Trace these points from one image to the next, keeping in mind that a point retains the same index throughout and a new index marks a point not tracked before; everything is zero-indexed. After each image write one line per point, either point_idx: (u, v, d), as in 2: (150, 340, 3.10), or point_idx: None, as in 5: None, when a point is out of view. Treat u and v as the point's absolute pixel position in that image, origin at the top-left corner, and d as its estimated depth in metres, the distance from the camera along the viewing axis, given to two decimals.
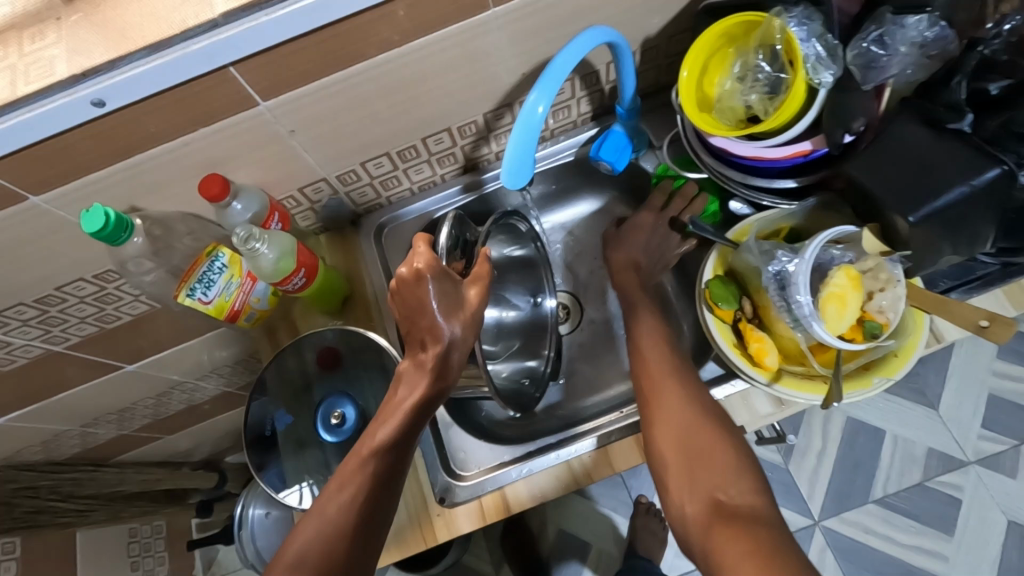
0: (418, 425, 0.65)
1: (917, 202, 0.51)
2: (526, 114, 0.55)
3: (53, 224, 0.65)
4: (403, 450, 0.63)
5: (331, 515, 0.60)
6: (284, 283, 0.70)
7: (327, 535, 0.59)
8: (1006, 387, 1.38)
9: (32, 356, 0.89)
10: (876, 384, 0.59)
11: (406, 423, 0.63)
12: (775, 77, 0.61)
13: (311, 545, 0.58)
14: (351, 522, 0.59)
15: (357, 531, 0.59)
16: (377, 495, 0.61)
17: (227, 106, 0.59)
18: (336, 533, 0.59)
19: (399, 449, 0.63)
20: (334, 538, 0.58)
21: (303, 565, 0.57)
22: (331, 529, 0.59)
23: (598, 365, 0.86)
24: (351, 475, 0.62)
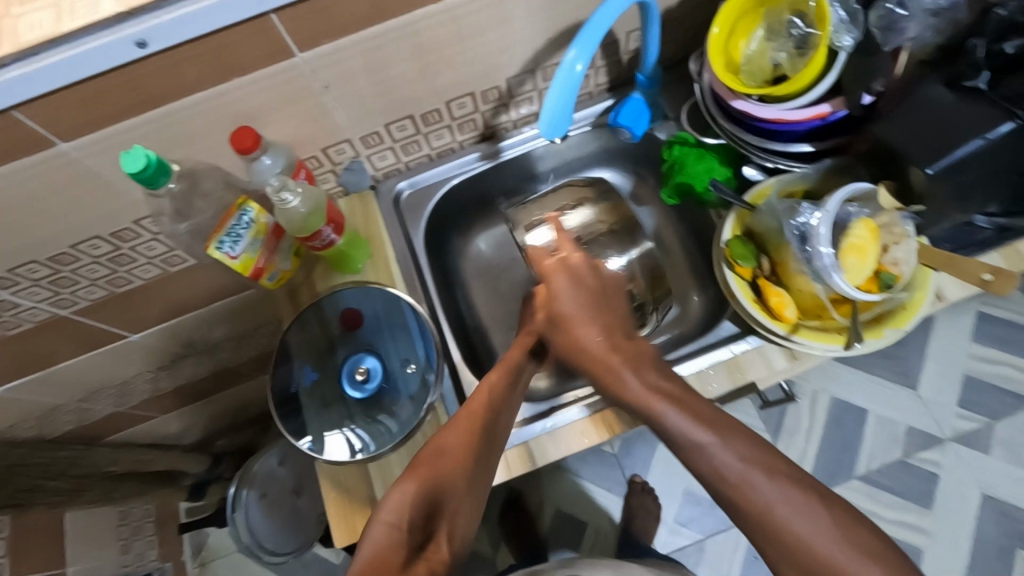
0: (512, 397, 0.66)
1: (935, 154, 0.56)
2: (565, 70, 0.58)
3: (78, 173, 0.64)
4: (504, 402, 0.65)
5: (455, 442, 0.60)
6: (313, 237, 0.71)
7: (448, 461, 0.59)
8: (982, 369, 1.44)
9: (38, 321, 0.87)
10: (887, 335, 0.62)
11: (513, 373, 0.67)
12: (807, 33, 0.63)
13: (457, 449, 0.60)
14: (476, 456, 0.60)
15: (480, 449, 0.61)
16: (489, 433, 0.62)
17: (264, 56, 0.60)
18: (461, 461, 0.59)
19: (503, 405, 0.65)
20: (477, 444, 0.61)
21: (443, 455, 0.59)
22: (457, 457, 0.59)
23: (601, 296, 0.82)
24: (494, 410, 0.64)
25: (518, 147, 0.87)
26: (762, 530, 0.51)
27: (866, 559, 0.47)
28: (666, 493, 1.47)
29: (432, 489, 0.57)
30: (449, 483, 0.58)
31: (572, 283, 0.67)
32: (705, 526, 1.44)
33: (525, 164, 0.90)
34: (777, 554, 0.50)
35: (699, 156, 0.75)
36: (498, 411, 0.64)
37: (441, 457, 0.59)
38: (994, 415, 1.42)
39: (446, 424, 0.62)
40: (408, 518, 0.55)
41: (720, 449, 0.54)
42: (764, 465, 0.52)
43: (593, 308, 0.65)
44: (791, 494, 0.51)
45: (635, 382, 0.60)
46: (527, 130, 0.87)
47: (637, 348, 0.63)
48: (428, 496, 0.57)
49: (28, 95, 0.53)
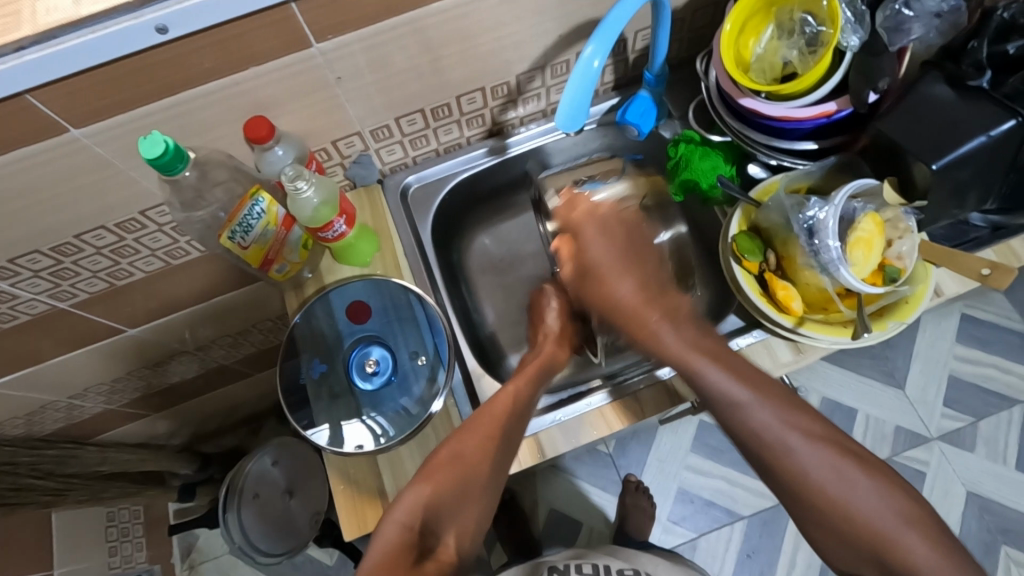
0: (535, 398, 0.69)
1: (939, 151, 0.57)
2: (582, 65, 0.59)
3: (87, 161, 0.63)
4: (525, 408, 0.67)
5: (470, 448, 0.62)
6: (325, 228, 0.71)
7: (460, 468, 0.61)
8: (966, 369, 1.48)
9: (36, 313, 0.85)
10: (891, 327, 0.64)
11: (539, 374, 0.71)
12: (817, 31, 0.65)
13: (472, 453, 0.62)
14: (488, 464, 0.62)
15: (495, 456, 0.62)
16: (506, 438, 0.64)
17: (281, 46, 0.60)
18: (472, 468, 0.61)
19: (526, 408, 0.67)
20: (491, 450, 0.62)
21: (456, 459, 0.61)
22: (468, 463, 0.61)
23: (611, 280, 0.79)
24: (513, 413, 0.66)
25: (525, 143, 0.88)
26: (806, 491, 0.54)
27: (908, 527, 0.51)
28: (659, 492, 1.48)
29: (442, 496, 0.60)
30: (460, 489, 0.60)
31: (603, 237, 0.65)
32: (698, 524, 1.45)
33: (530, 161, 0.91)
34: (813, 515, 0.55)
35: (704, 153, 0.77)
36: (518, 416, 0.66)
37: (454, 460, 0.61)
38: (977, 414, 1.45)
39: (460, 430, 0.64)
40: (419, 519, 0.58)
41: (768, 416, 0.56)
42: (804, 429, 0.56)
43: (628, 258, 0.64)
44: (836, 460, 0.54)
45: (671, 339, 0.59)
46: (534, 127, 0.88)
47: (677, 301, 0.61)
48: (436, 501, 0.59)
49: (45, 80, 0.53)
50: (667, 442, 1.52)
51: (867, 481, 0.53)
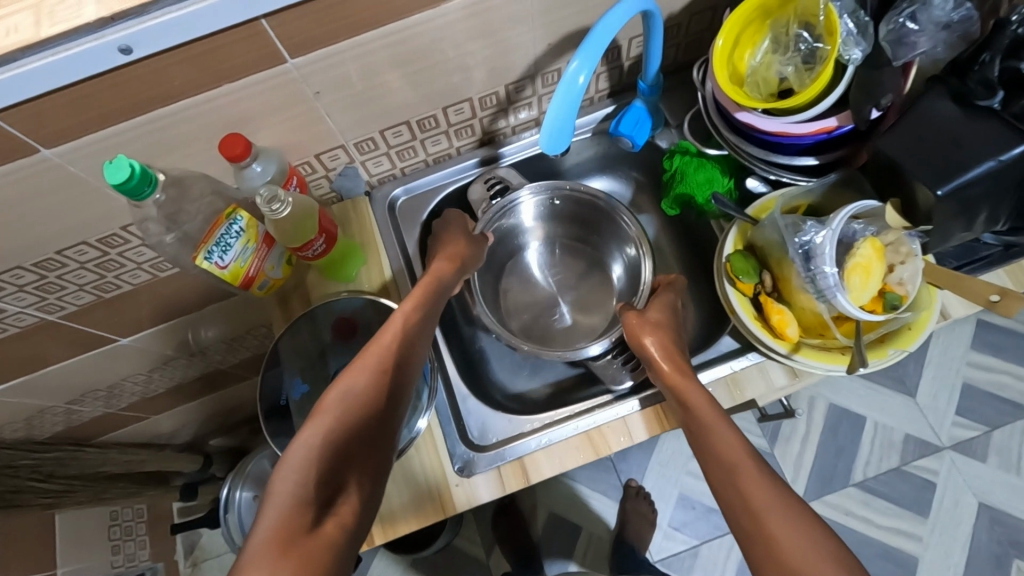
0: (424, 329, 0.67)
1: (946, 175, 0.53)
2: (567, 81, 0.56)
3: (62, 179, 0.62)
4: (413, 339, 0.65)
5: (359, 388, 0.59)
6: (304, 248, 0.70)
7: (349, 410, 0.57)
8: (980, 377, 1.43)
9: (25, 326, 0.85)
10: (891, 355, 0.61)
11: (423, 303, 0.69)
12: (813, 48, 0.61)
13: (365, 389, 0.59)
14: (379, 398, 0.60)
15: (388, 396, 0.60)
16: (397, 369, 0.62)
17: (256, 62, 0.58)
18: (362, 406, 0.58)
19: (414, 335, 0.66)
20: (381, 382, 0.60)
21: (351, 397, 0.58)
22: (359, 402, 0.58)
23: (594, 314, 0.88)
24: (398, 343, 0.64)
25: (518, 154, 0.86)
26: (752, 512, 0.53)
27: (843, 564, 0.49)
28: (660, 498, 1.46)
29: (340, 439, 0.56)
30: (355, 429, 0.57)
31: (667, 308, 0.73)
32: (699, 531, 1.43)
33: (523, 170, 0.88)
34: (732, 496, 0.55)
35: (700, 166, 0.73)
36: (409, 345, 0.65)
37: (348, 399, 0.58)
38: (991, 424, 1.41)
39: (347, 369, 0.61)
40: (314, 471, 0.53)
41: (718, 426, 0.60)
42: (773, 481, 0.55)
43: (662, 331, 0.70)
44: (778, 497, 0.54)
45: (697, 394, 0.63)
46: (526, 136, 0.86)
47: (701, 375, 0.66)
48: (333, 446, 0.55)
49: (9, 102, 0.51)
50: (670, 447, 1.49)
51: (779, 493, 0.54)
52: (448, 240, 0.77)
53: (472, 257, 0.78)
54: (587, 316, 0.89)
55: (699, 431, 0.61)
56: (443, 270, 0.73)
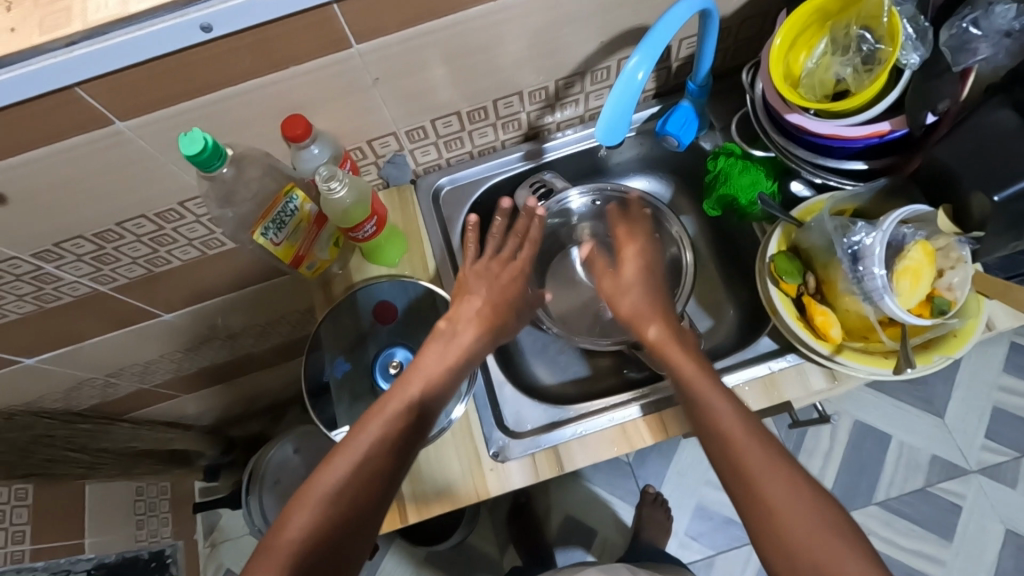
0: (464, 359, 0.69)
1: (1000, 181, 0.54)
2: (625, 77, 0.57)
3: (130, 152, 0.65)
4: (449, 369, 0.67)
5: (388, 414, 0.62)
6: (355, 230, 0.72)
7: (340, 500, 0.55)
8: (1012, 401, 1.41)
9: (78, 295, 0.88)
10: (935, 361, 0.61)
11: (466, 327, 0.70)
12: (874, 48, 0.62)
13: (394, 417, 0.62)
14: (410, 424, 0.62)
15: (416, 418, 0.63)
16: (428, 392, 0.65)
17: (322, 47, 0.60)
18: (356, 494, 0.56)
19: (430, 406, 0.64)
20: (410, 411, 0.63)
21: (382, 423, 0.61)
22: (351, 491, 0.56)
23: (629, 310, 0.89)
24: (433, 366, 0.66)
25: (562, 149, 0.87)
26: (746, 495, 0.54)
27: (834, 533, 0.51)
28: (677, 505, 1.45)
29: (370, 460, 0.58)
30: (385, 450, 0.59)
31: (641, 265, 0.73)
32: (716, 541, 1.42)
33: (566, 167, 0.90)
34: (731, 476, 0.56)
35: (745, 168, 0.74)
36: (446, 374, 0.67)
37: (380, 425, 0.60)
38: (1022, 449, 1.38)
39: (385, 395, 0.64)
40: (342, 491, 0.56)
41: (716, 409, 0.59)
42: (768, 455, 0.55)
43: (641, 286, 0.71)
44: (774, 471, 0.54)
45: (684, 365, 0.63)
46: (570, 132, 0.87)
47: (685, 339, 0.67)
48: (362, 473, 0.57)
49: (94, 73, 0.54)
50: (690, 454, 1.49)
51: (789, 466, 0.54)
52: (486, 291, 0.73)
53: (512, 324, 0.74)
54: None
55: (694, 399, 0.60)
56: (478, 337, 0.70)
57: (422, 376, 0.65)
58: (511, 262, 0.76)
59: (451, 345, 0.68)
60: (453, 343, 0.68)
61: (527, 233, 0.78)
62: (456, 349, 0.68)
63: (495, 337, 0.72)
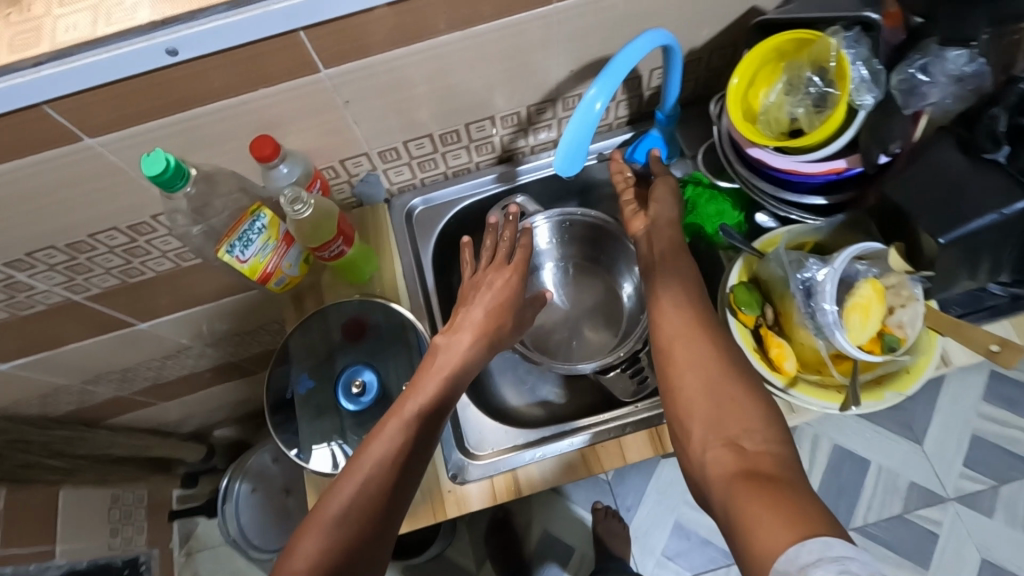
0: (473, 365, 0.67)
1: (949, 223, 0.55)
2: (583, 108, 0.58)
3: (100, 167, 0.66)
4: (461, 376, 0.65)
5: (394, 429, 0.60)
6: (322, 248, 0.73)
7: (344, 529, 0.54)
8: (989, 429, 1.41)
9: (51, 303, 0.88)
10: (887, 398, 0.61)
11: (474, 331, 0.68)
12: (824, 90, 0.63)
13: (401, 430, 0.60)
14: (415, 436, 0.60)
15: (420, 427, 0.61)
16: (435, 401, 0.63)
17: (291, 71, 0.61)
18: (363, 518, 0.55)
19: (433, 419, 0.62)
20: (417, 421, 0.61)
21: (391, 438, 0.59)
22: (357, 515, 0.55)
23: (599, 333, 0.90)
24: (435, 371, 0.65)
25: (535, 172, 0.88)
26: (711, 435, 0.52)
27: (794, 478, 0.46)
28: (656, 526, 1.44)
29: (375, 480, 0.57)
30: (391, 468, 0.58)
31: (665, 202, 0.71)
32: (694, 562, 1.40)
33: (540, 189, 0.91)
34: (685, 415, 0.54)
35: (711, 198, 0.75)
36: (454, 382, 0.65)
37: (388, 441, 0.59)
38: (998, 477, 1.38)
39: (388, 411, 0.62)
40: (353, 513, 0.55)
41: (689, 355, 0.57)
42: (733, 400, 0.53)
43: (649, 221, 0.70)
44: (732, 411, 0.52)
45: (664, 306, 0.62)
46: (544, 156, 0.88)
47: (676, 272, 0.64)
48: (373, 493, 0.56)
49: (61, 92, 0.55)
50: (670, 475, 1.48)
51: (765, 404, 0.52)
52: (485, 299, 0.70)
53: (509, 327, 0.71)
54: (595, 335, 0.90)
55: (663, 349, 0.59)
56: (475, 344, 0.67)
57: (420, 391, 0.63)
58: (502, 275, 0.71)
59: (453, 353, 0.66)
60: (453, 351, 0.66)
61: (516, 239, 0.74)
62: (453, 359, 0.66)
63: (495, 343, 0.69)
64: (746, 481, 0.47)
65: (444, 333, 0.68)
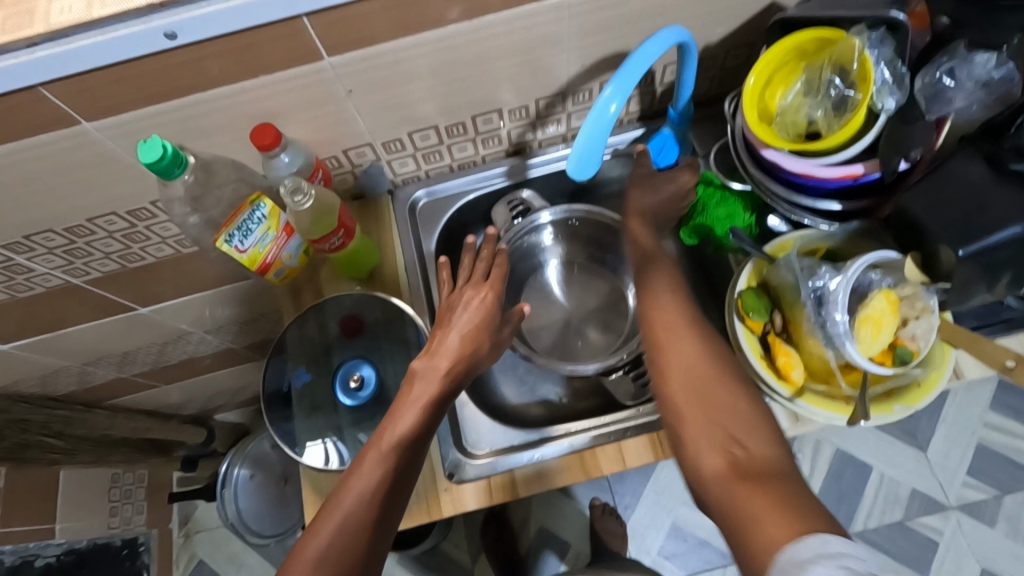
0: (452, 390, 0.66)
1: (968, 236, 0.53)
2: (598, 109, 0.56)
3: (98, 152, 0.64)
4: (439, 405, 0.64)
5: (373, 461, 0.59)
6: (322, 241, 0.72)
7: (326, 567, 0.53)
8: (996, 439, 1.39)
9: (50, 286, 0.88)
10: (896, 411, 0.59)
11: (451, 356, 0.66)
12: (844, 93, 0.61)
13: (381, 461, 0.59)
14: (396, 467, 0.59)
15: (400, 456, 0.60)
16: (414, 430, 0.61)
17: (293, 58, 0.60)
18: (347, 556, 0.54)
19: (415, 446, 0.61)
20: (397, 451, 0.60)
21: (370, 470, 0.58)
22: (339, 554, 0.54)
23: (603, 332, 0.89)
24: (414, 398, 0.63)
25: (544, 167, 0.86)
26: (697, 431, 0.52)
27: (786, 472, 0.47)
28: (653, 524, 1.44)
29: (356, 515, 0.56)
30: (372, 501, 0.57)
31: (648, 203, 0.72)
32: (689, 563, 1.40)
33: (547, 185, 0.89)
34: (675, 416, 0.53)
35: (723, 199, 0.73)
36: (433, 410, 0.63)
37: (368, 473, 0.58)
38: (1003, 488, 1.36)
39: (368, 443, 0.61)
40: (335, 552, 0.54)
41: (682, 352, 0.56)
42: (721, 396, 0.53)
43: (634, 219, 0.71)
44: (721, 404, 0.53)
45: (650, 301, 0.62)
46: (552, 151, 0.86)
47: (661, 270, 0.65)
48: (355, 529, 0.55)
49: (56, 75, 0.53)
50: (669, 474, 1.47)
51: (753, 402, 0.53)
52: (461, 321, 0.68)
53: (489, 350, 0.69)
54: (599, 336, 0.89)
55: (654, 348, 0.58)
56: (450, 371, 0.65)
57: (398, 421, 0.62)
58: (479, 291, 0.71)
59: (431, 379, 0.64)
60: (432, 376, 0.65)
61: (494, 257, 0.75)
62: (431, 386, 0.64)
63: (475, 366, 0.68)
64: (746, 486, 0.47)
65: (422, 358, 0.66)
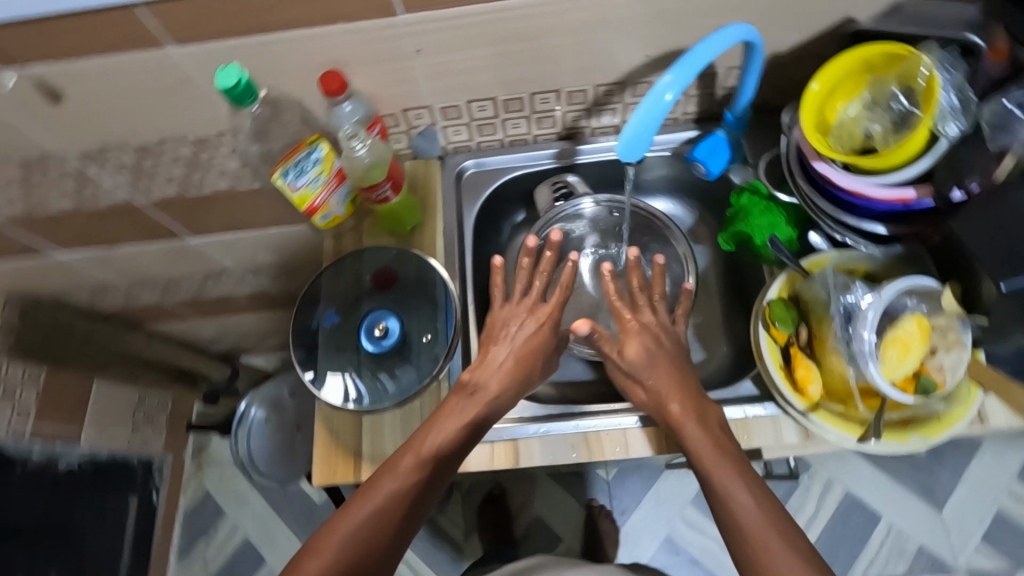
0: (502, 401, 0.70)
1: (1014, 270, 0.51)
2: (653, 96, 0.57)
3: (178, 75, 0.68)
4: (490, 414, 0.68)
5: (426, 448, 0.63)
6: (372, 189, 0.74)
7: (362, 537, 0.58)
8: (1017, 510, 1.33)
9: (114, 201, 0.93)
10: (911, 441, 0.59)
11: (509, 375, 0.70)
12: (907, 110, 0.62)
13: (432, 452, 0.63)
14: (444, 463, 0.63)
15: (451, 453, 0.64)
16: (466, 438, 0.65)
17: (370, 9, 0.62)
18: (382, 532, 0.59)
19: (464, 446, 0.65)
20: (449, 446, 0.64)
21: (421, 457, 0.63)
22: (375, 527, 0.59)
23: None
24: (468, 401, 0.68)
25: (594, 154, 0.87)
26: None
27: None
28: (647, 534, 1.43)
29: (399, 496, 0.61)
30: (415, 488, 0.61)
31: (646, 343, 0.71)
32: None
33: (593, 172, 0.90)
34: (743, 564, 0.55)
35: (766, 209, 0.73)
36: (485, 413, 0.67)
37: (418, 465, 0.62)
38: (1017, 561, 1.31)
39: (423, 428, 0.66)
40: (374, 525, 0.59)
41: (736, 486, 0.58)
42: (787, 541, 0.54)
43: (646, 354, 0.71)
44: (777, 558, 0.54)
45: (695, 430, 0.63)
46: (604, 141, 0.87)
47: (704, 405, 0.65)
48: (395, 509, 0.60)
49: None
50: (670, 486, 1.46)
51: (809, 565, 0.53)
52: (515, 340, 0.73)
53: (538, 373, 0.74)
54: None
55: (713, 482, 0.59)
56: (506, 383, 0.70)
57: (446, 427, 0.65)
58: (535, 313, 0.75)
59: (485, 390, 0.69)
60: (487, 385, 0.69)
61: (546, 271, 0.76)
62: (485, 393, 0.69)
63: (525, 383, 0.72)
64: None
65: (480, 365, 0.71)
